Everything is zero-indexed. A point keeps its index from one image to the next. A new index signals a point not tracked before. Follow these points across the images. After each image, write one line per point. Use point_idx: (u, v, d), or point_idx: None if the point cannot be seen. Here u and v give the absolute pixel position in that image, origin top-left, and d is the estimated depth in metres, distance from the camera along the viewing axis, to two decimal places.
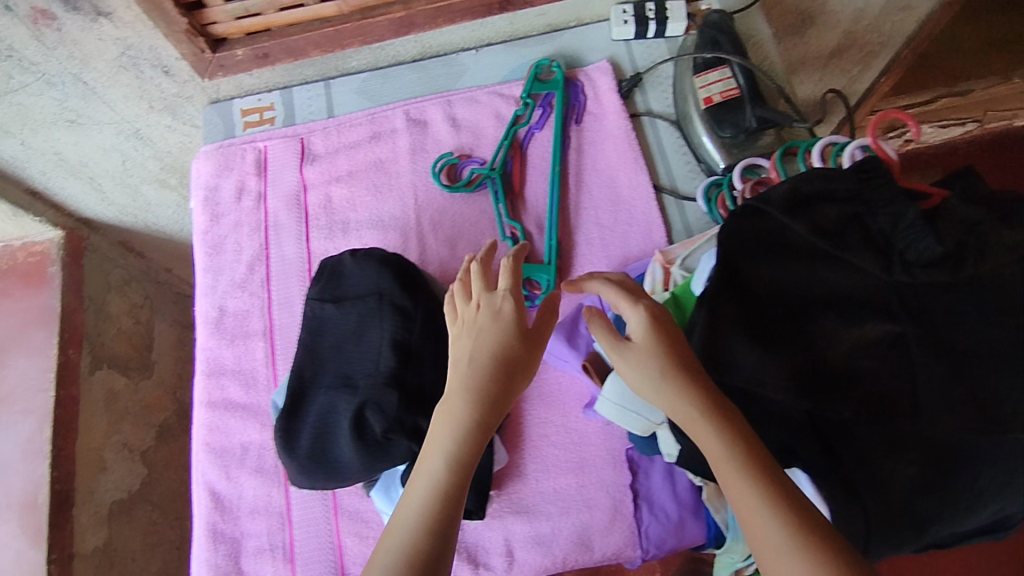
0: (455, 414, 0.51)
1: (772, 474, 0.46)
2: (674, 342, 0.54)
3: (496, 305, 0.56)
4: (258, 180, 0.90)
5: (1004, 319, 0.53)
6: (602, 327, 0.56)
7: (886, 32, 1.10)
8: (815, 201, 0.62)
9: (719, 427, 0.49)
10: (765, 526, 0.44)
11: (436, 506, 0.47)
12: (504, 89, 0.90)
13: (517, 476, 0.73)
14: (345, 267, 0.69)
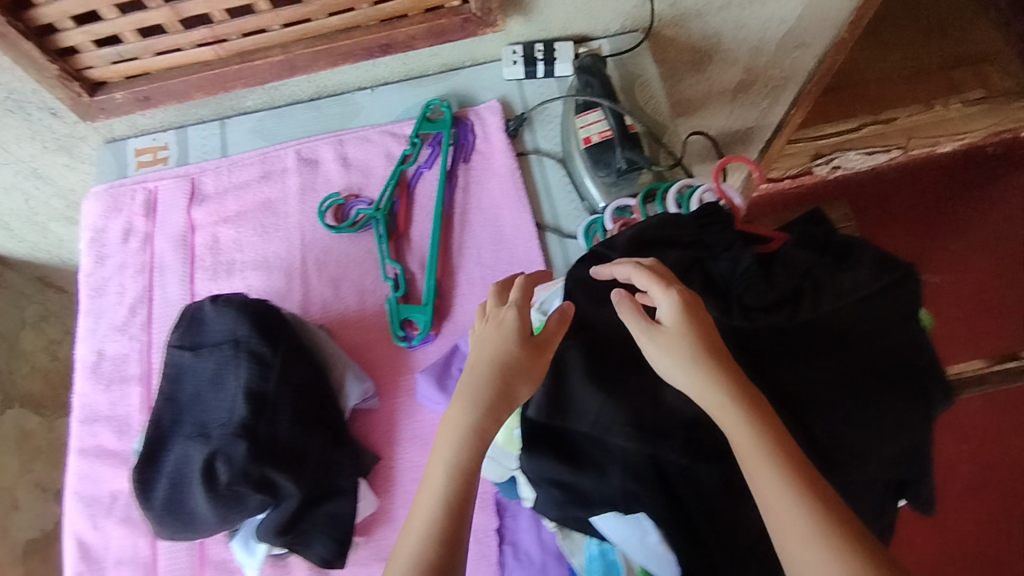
0: (462, 420, 0.53)
1: (796, 464, 0.49)
2: (703, 329, 0.54)
3: (500, 316, 0.57)
4: (145, 222, 0.89)
5: (829, 363, 0.62)
6: (635, 314, 0.55)
7: (785, 70, 1.17)
8: (659, 248, 0.65)
9: (748, 415, 0.51)
10: (789, 514, 0.48)
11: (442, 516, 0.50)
12: (396, 129, 0.91)
13: (385, 522, 0.74)
14: (206, 314, 0.68)
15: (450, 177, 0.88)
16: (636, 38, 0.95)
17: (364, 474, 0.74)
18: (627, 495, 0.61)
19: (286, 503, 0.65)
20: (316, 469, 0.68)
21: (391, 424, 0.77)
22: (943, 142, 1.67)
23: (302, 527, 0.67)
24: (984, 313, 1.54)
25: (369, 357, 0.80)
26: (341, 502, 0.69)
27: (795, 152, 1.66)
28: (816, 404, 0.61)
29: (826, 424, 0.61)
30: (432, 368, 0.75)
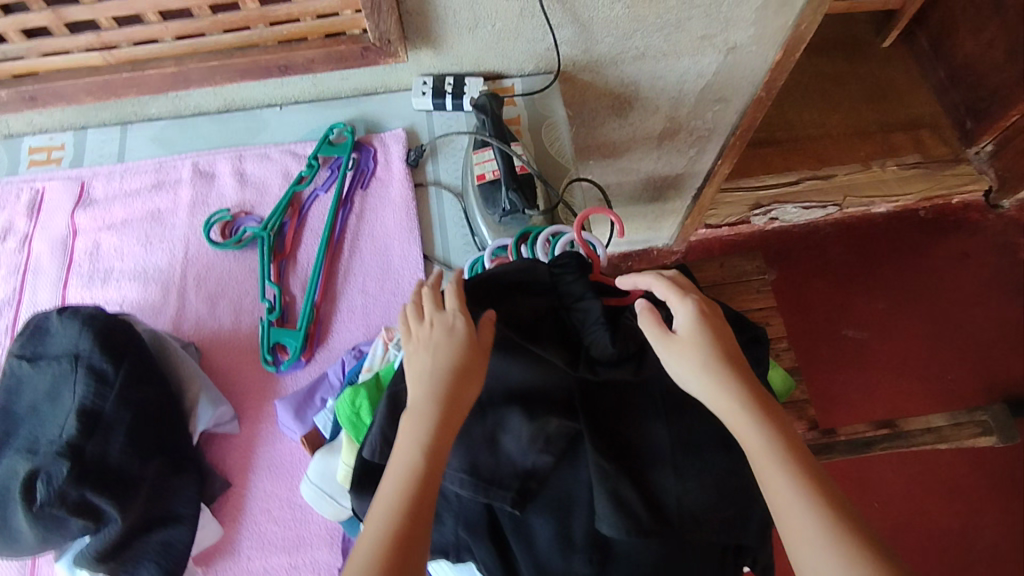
0: (420, 415, 0.51)
1: (811, 469, 0.48)
2: (720, 335, 0.54)
3: (447, 321, 0.55)
4: (27, 222, 0.86)
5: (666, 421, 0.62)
6: (651, 321, 0.56)
7: (708, 120, 1.15)
8: (512, 294, 0.62)
9: (761, 420, 0.50)
10: (800, 519, 0.46)
11: (402, 511, 0.48)
12: (297, 149, 0.90)
13: (227, 553, 0.71)
14: (51, 326, 0.66)
15: (345, 202, 0.88)
16: (548, 79, 0.96)
17: (208, 501, 0.72)
18: (460, 543, 0.61)
19: (107, 528, 0.62)
20: (148, 494, 0.66)
21: (247, 450, 0.75)
22: (878, 204, 1.62)
23: (128, 554, 0.64)
24: (912, 378, 1.48)
25: (235, 380, 0.78)
26: (176, 530, 0.67)
27: (732, 200, 1.59)
28: (652, 462, 0.61)
29: (661, 484, 0.60)
30: (292, 397, 0.74)
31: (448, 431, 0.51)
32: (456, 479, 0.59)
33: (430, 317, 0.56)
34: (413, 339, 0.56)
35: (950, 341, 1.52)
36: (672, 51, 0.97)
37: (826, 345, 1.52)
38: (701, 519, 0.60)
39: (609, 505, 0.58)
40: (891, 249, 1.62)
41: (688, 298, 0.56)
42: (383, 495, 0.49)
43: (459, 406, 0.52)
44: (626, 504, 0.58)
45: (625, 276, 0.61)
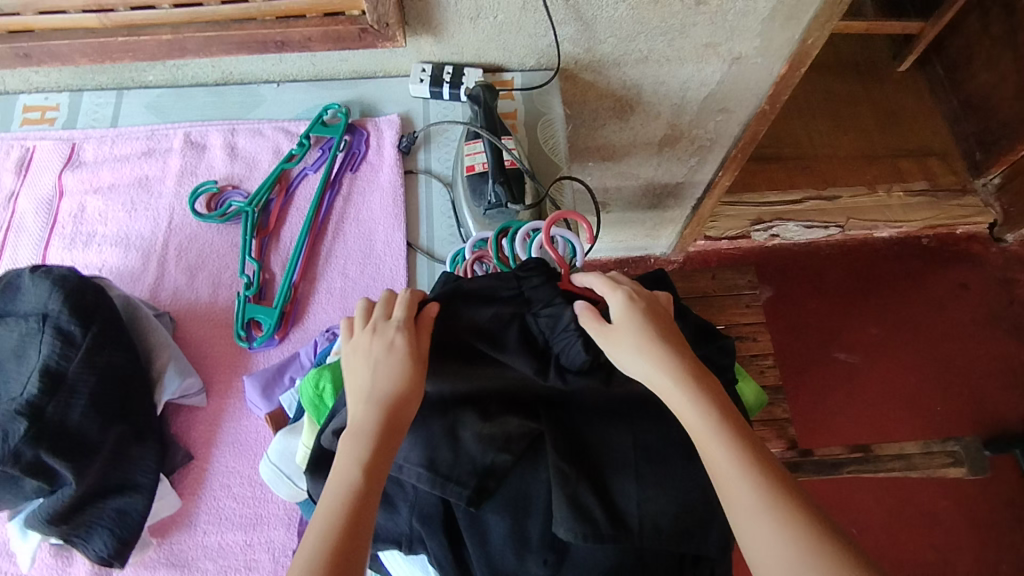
0: (358, 429, 0.51)
1: (744, 438, 0.49)
2: (653, 317, 0.56)
3: (389, 334, 0.55)
4: (14, 178, 0.86)
5: (627, 430, 0.60)
6: (590, 318, 0.56)
7: (711, 130, 1.12)
8: (478, 301, 0.59)
9: (695, 392, 0.51)
10: (737, 487, 0.47)
11: (339, 525, 0.47)
12: (291, 127, 0.89)
13: (183, 526, 0.71)
14: (22, 283, 0.66)
15: (334, 184, 0.87)
16: (549, 76, 0.96)
17: (169, 473, 0.72)
18: (413, 535, 0.60)
19: (62, 490, 0.62)
20: (106, 460, 0.65)
21: (214, 424, 0.75)
22: (880, 228, 1.60)
23: (82, 519, 0.64)
24: (899, 406, 1.46)
25: (208, 353, 0.78)
26: (132, 498, 0.66)
27: (733, 214, 1.57)
28: (613, 466, 0.59)
29: (623, 492, 0.58)
30: (261, 374, 0.73)
31: (389, 445, 0.51)
32: (412, 472, 0.58)
33: (371, 328, 0.56)
34: (355, 350, 0.56)
35: (941, 371, 1.50)
36: (676, 57, 0.95)
37: (813, 366, 1.50)
38: (663, 529, 0.57)
39: (566, 508, 0.56)
40: (888, 275, 1.60)
41: (619, 286, 0.57)
42: (320, 508, 0.48)
43: (401, 421, 0.52)
44: (584, 507, 0.56)
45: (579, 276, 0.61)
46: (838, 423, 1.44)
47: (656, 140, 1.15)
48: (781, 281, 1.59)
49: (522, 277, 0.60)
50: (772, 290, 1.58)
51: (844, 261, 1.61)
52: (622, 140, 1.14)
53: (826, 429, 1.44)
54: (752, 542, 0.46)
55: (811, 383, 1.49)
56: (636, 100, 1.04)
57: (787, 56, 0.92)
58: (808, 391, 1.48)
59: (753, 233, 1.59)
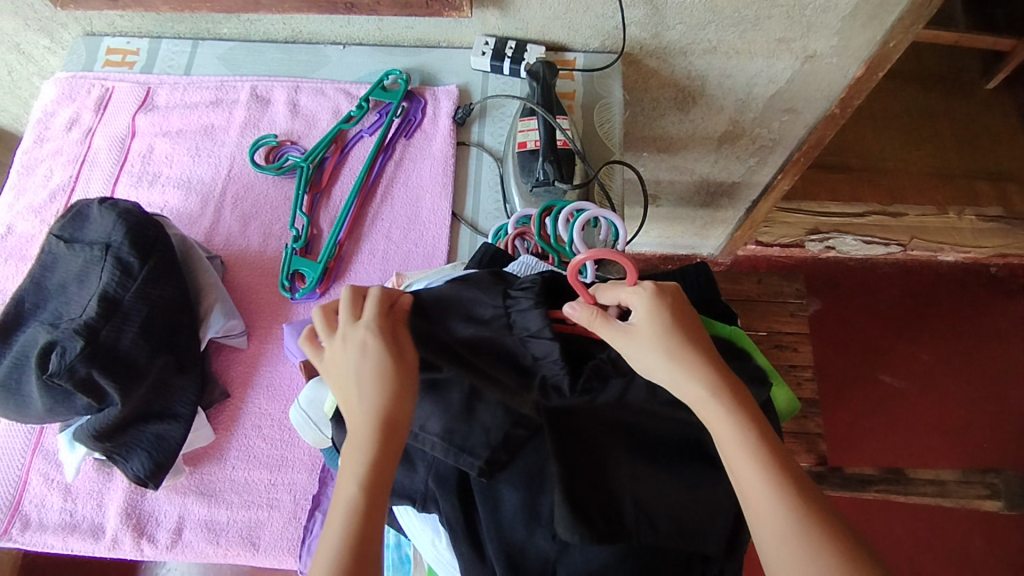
0: (354, 447, 0.49)
1: (779, 459, 0.47)
2: (681, 323, 0.53)
3: (359, 338, 0.52)
4: (92, 116, 0.91)
5: (626, 446, 0.58)
6: (604, 321, 0.53)
7: (775, 130, 1.08)
8: (466, 315, 0.59)
9: (730, 406, 0.49)
10: (768, 511, 0.45)
11: (350, 545, 0.45)
12: (351, 89, 0.91)
13: (215, 458, 0.74)
14: (91, 213, 0.70)
15: (387, 148, 0.89)
16: (612, 59, 0.94)
17: (207, 406, 0.75)
18: (428, 494, 0.61)
19: (108, 410, 0.66)
20: (150, 387, 0.69)
21: (251, 366, 0.78)
22: (945, 250, 1.52)
23: (124, 439, 0.68)
24: (942, 438, 1.40)
25: (253, 298, 0.81)
26: (170, 426, 0.70)
27: (790, 222, 1.50)
28: (618, 463, 0.57)
29: (629, 492, 0.56)
30: (299, 324, 0.75)
31: (392, 448, 0.49)
32: (428, 441, 0.59)
33: (341, 336, 0.53)
34: (330, 361, 0.53)
35: (991, 407, 1.43)
36: (746, 50, 0.92)
37: (855, 387, 1.45)
38: (660, 527, 0.56)
39: (566, 504, 0.54)
40: (945, 301, 1.53)
41: (640, 286, 0.54)
42: (328, 534, 0.46)
43: (399, 429, 0.50)
44: (582, 507, 0.54)
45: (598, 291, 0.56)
46: (874, 448, 1.39)
47: (717, 135, 1.12)
48: (831, 295, 1.53)
49: (512, 297, 0.59)
50: (820, 303, 1.52)
51: (901, 281, 1.54)
52: (682, 133, 1.12)
53: (860, 452, 1.38)
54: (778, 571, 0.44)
55: (851, 404, 1.43)
56: (699, 92, 1.02)
57: (865, 59, 0.90)
58: (847, 411, 1.42)
59: (807, 242, 1.52)
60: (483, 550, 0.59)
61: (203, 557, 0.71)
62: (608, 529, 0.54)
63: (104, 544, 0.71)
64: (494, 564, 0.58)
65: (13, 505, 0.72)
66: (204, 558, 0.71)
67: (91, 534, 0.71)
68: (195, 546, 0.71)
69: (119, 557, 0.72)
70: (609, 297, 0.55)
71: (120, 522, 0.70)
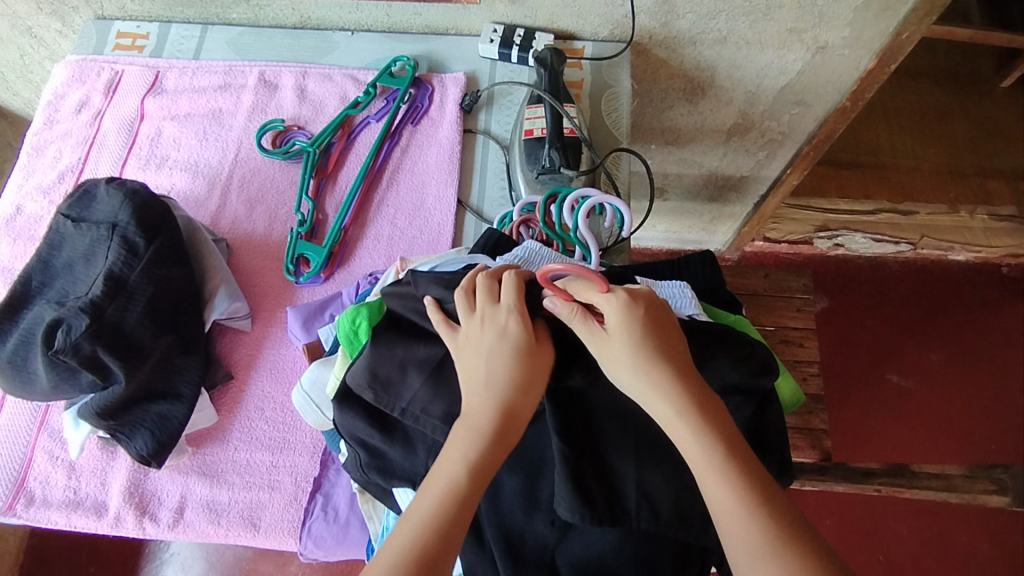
0: (469, 429, 0.50)
1: (751, 476, 0.45)
2: (653, 331, 0.50)
3: (501, 321, 0.53)
4: (101, 98, 0.91)
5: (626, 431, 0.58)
6: (580, 323, 0.52)
7: (785, 123, 1.07)
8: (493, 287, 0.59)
9: (699, 425, 0.47)
10: (742, 533, 0.44)
11: (443, 523, 0.46)
12: (359, 75, 0.91)
13: (218, 439, 0.75)
14: (98, 192, 0.70)
15: (393, 134, 0.89)
16: (621, 48, 0.94)
17: (211, 387, 0.76)
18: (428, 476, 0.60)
19: (113, 387, 0.66)
20: (154, 366, 0.69)
21: (255, 348, 0.79)
22: (956, 249, 1.50)
23: (128, 418, 0.69)
24: (948, 438, 1.39)
25: (258, 281, 0.81)
26: (173, 406, 0.71)
27: (798, 218, 1.48)
28: (616, 448, 0.58)
29: (629, 477, 0.56)
30: (303, 308, 0.76)
31: (504, 435, 0.50)
32: (429, 424, 0.57)
33: (482, 315, 0.54)
34: (465, 337, 0.54)
35: (999, 407, 1.42)
36: (757, 41, 0.91)
37: (862, 385, 1.43)
38: (662, 515, 0.55)
39: (570, 483, 0.54)
40: (954, 301, 1.52)
41: (613, 292, 0.51)
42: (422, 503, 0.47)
43: (516, 417, 0.50)
44: (586, 488, 0.54)
45: (570, 287, 0.54)
46: (878, 446, 1.38)
47: (726, 127, 1.11)
48: (839, 292, 1.52)
49: None
50: (827, 300, 1.51)
51: (909, 279, 1.53)
52: (691, 125, 1.11)
53: (865, 450, 1.37)
54: None
55: (857, 402, 1.42)
56: (708, 83, 1.01)
57: (878, 49, 0.87)
58: (853, 409, 1.41)
59: (816, 240, 1.51)
60: (482, 535, 0.59)
61: (205, 537, 0.71)
62: (609, 511, 0.54)
63: (108, 522, 0.71)
64: (493, 549, 0.58)
65: (18, 481, 0.73)
66: (206, 538, 0.71)
67: (94, 511, 0.72)
68: (197, 526, 0.71)
69: (121, 535, 0.72)
70: (580, 295, 0.53)
71: (124, 500, 0.71)
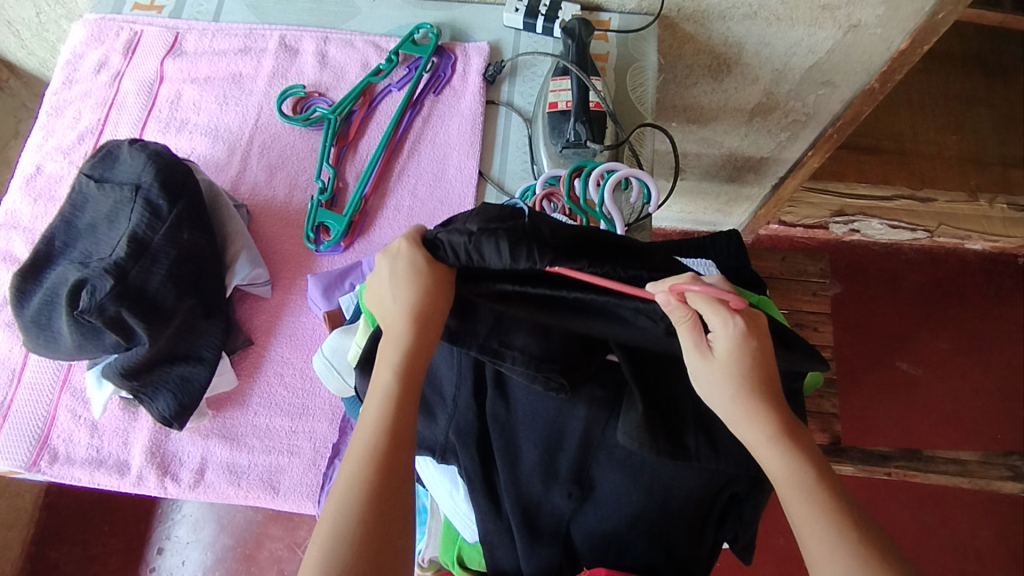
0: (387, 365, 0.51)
1: (840, 502, 0.45)
2: (758, 362, 0.49)
3: (392, 253, 0.54)
4: (121, 59, 0.90)
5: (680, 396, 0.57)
6: (689, 329, 0.49)
7: (810, 104, 1.05)
8: (546, 230, 0.49)
9: (790, 450, 0.47)
10: (830, 559, 0.43)
11: (375, 448, 0.48)
12: (381, 42, 0.89)
13: (237, 403, 0.75)
14: (121, 153, 0.70)
15: (415, 103, 0.87)
16: (648, 21, 0.93)
17: (231, 351, 0.76)
18: (448, 445, 0.61)
19: (136, 349, 0.67)
20: (177, 329, 0.70)
21: (275, 315, 0.79)
22: (972, 238, 1.44)
23: (150, 379, 0.69)
24: (956, 426, 1.39)
25: (278, 249, 0.81)
26: (195, 368, 0.71)
27: (815, 202, 1.42)
28: None
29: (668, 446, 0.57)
30: (324, 274, 0.76)
31: (420, 341, 0.52)
32: (508, 355, 0.54)
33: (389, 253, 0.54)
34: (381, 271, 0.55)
35: (1007, 398, 1.42)
36: (788, 17, 0.89)
37: (872, 372, 1.43)
38: (675, 486, 0.57)
39: (614, 464, 0.58)
40: (969, 292, 1.50)
41: (731, 320, 0.47)
42: (352, 456, 0.48)
43: (429, 319, 0.52)
44: (627, 462, 0.57)
45: (692, 295, 0.47)
46: (884, 431, 1.39)
47: (750, 107, 1.09)
48: (853, 278, 1.51)
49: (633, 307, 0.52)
50: (841, 287, 1.50)
51: (924, 266, 1.52)
52: (715, 102, 1.08)
53: (871, 436, 1.38)
54: None
55: (866, 388, 1.42)
56: (734, 60, 0.98)
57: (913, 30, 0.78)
58: (861, 395, 1.41)
59: (831, 225, 1.46)
60: (498, 500, 0.60)
61: (224, 497, 0.73)
62: (638, 481, 0.57)
63: (129, 480, 0.73)
64: (510, 518, 0.59)
65: (42, 438, 0.74)
66: (226, 498, 0.73)
67: (117, 470, 0.73)
68: (217, 487, 0.72)
69: (143, 493, 0.74)
70: (704, 311, 0.48)
71: (146, 460, 0.72)
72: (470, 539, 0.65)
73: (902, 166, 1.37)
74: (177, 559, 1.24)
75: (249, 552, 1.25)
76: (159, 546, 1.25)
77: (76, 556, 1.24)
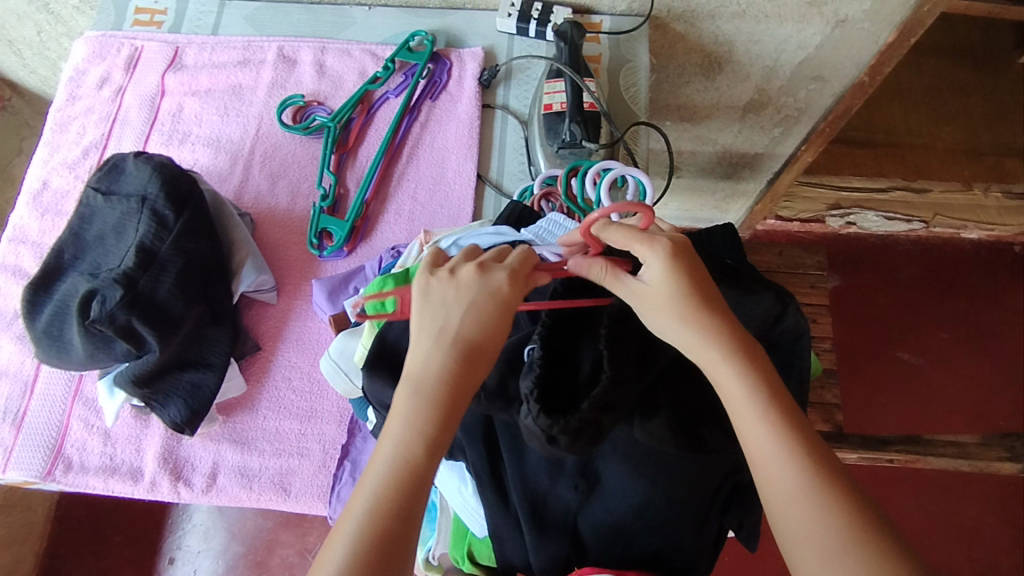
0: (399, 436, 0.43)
1: (793, 420, 0.45)
2: (696, 282, 0.48)
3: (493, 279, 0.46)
4: (122, 74, 0.92)
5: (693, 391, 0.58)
6: (608, 272, 0.50)
7: (801, 99, 1.06)
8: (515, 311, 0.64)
9: (743, 368, 0.46)
10: (778, 470, 0.44)
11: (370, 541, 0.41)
12: (377, 50, 0.91)
13: (247, 407, 0.77)
14: (127, 166, 0.72)
15: (412, 109, 0.89)
16: (639, 21, 0.95)
17: (240, 357, 0.78)
18: (455, 442, 0.62)
19: (146, 356, 0.68)
20: (185, 337, 0.71)
21: (281, 320, 0.80)
22: (968, 228, 1.43)
23: (161, 386, 0.71)
24: (956, 412, 1.41)
25: (282, 256, 0.83)
26: (204, 374, 0.72)
27: (811, 196, 1.40)
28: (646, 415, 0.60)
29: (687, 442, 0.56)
30: (329, 279, 0.77)
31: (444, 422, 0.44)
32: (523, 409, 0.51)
33: (475, 264, 0.47)
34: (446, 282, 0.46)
35: (1007, 382, 1.43)
36: (777, 14, 0.90)
37: (872, 361, 1.45)
38: (681, 478, 0.58)
39: (622, 456, 0.59)
40: (966, 280, 1.52)
41: (655, 243, 0.48)
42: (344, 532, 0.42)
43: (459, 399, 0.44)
44: (635, 455, 0.58)
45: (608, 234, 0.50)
46: (886, 419, 1.40)
47: (742, 103, 1.10)
48: (851, 270, 1.52)
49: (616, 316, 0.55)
50: (839, 279, 1.51)
51: (921, 255, 1.53)
52: (707, 99, 1.10)
53: (873, 425, 1.39)
54: (790, 534, 0.43)
55: (866, 378, 1.43)
56: (725, 57, 1.00)
57: (898, 22, 0.78)
58: (861, 385, 1.42)
59: (828, 218, 1.46)
60: (507, 494, 0.61)
61: (237, 500, 0.74)
62: (648, 470, 0.58)
63: (143, 486, 0.74)
64: (519, 512, 0.60)
65: (55, 447, 0.75)
66: (239, 501, 0.74)
67: (130, 477, 0.74)
68: (229, 491, 0.74)
69: (156, 499, 0.75)
70: (620, 243, 0.50)
71: (159, 467, 0.73)
72: (479, 534, 0.66)
73: (894, 160, 1.36)
74: (189, 568, 1.25)
75: (260, 559, 1.26)
76: (171, 556, 1.26)
77: (88, 566, 1.25)
